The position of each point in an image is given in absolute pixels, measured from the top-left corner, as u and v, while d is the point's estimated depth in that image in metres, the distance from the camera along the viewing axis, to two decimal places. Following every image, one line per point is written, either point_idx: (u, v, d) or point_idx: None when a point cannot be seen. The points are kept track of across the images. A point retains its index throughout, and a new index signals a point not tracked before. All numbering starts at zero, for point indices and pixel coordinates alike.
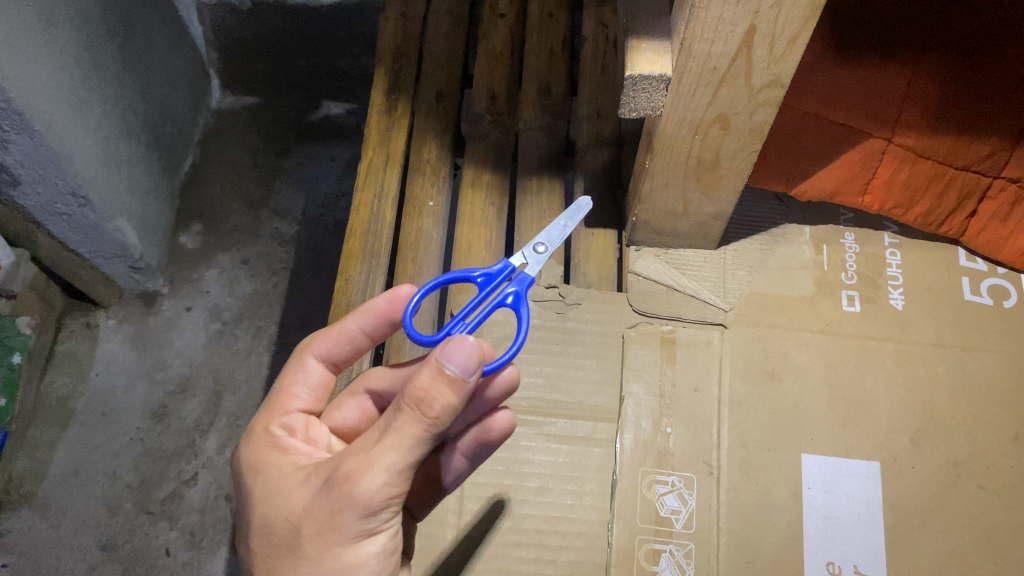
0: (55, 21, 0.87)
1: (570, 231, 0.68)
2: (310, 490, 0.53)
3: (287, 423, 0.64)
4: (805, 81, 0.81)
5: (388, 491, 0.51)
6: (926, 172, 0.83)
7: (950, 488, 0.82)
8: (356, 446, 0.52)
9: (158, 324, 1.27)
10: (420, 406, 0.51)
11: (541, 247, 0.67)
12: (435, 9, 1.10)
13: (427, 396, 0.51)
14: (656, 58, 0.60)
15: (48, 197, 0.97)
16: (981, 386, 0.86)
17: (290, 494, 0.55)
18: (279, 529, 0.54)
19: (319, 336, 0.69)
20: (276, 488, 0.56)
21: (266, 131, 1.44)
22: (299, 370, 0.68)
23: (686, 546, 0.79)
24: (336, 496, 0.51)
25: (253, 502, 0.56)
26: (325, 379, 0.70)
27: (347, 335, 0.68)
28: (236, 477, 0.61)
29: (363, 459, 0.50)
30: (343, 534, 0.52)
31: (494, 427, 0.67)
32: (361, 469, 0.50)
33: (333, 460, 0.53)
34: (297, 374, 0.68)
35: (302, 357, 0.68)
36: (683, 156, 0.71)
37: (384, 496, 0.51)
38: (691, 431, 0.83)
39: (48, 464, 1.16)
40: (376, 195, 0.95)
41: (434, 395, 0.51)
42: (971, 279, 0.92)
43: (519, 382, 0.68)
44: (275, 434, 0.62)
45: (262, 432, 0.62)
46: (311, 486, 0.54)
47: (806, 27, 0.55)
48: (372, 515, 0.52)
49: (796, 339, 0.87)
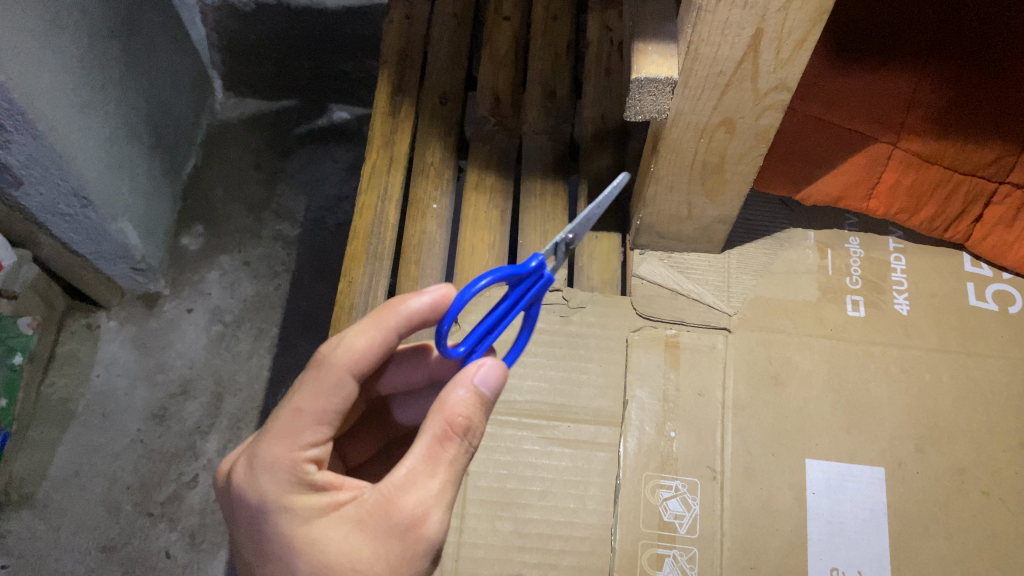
0: (58, 21, 0.87)
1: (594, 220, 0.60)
2: (369, 534, 0.52)
3: (314, 456, 0.55)
4: (811, 85, 0.81)
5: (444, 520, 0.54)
6: (931, 177, 0.82)
7: (955, 495, 0.82)
8: (409, 480, 0.53)
9: (159, 325, 1.27)
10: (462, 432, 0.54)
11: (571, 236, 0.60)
12: (440, 11, 1.10)
13: (472, 424, 0.55)
14: (663, 60, 0.60)
15: (50, 197, 0.97)
16: (986, 392, 0.86)
17: (349, 539, 0.52)
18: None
19: (356, 348, 0.57)
20: (334, 536, 0.52)
21: (268, 134, 1.44)
22: (330, 394, 0.56)
23: (690, 551, 0.79)
24: (410, 536, 0.52)
25: (302, 550, 0.51)
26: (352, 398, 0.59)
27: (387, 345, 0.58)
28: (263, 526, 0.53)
29: (428, 496, 0.52)
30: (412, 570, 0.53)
31: None
32: (429, 506, 0.52)
33: (389, 498, 0.52)
34: (325, 396, 0.56)
35: (338, 376, 0.56)
36: (689, 159, 0.71)
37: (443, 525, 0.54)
38: (695, 436, 0.83)
39: (48, 466, 1.16)
40: (380, 197, 0.95)
41: (475, 423, 0.55)
42: (976, 284, 0.91)
43: None
44: (304, 468, 0.54)
45: (292, 468, 0.54)
46: (370, 531, 0.52)
47: (813, 31, 0.55)
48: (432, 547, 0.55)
49: (800, 344, 0.87)
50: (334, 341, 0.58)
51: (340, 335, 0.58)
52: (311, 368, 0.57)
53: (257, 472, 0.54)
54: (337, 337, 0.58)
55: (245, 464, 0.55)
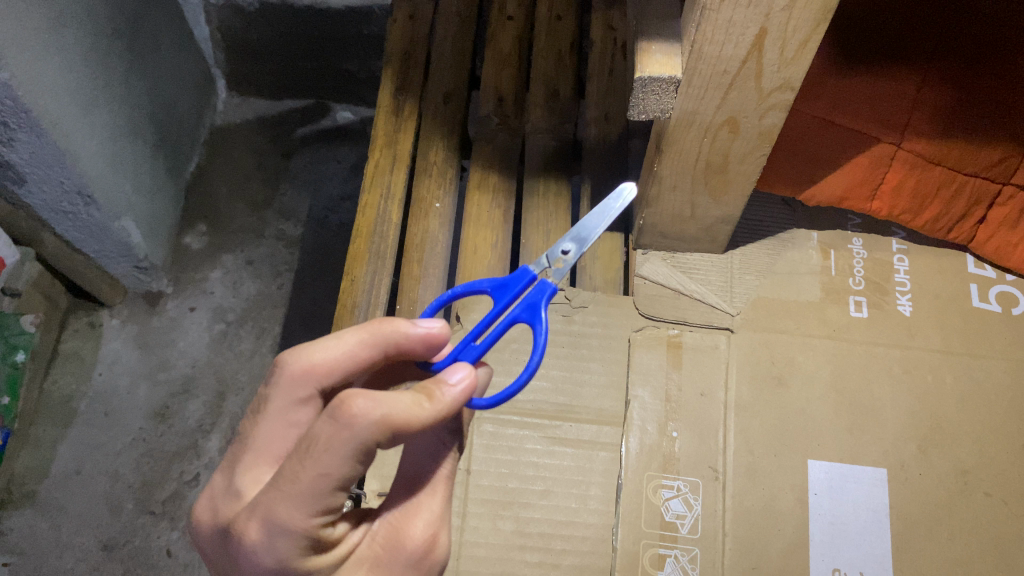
0: (63, 20, 0.87)
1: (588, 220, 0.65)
2: (385, 569, 0.54)
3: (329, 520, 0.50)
4: (816, 85, 0.81)
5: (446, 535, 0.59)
6: (935, 178, 0.82)
7: (958, 496, 0.82)
8: (413, 507, 0.56)
9: (161, 324, 1.27)
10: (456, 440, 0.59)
11: (569, 246, 0.65)
12: (444, 10, 1.10)
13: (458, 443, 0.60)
14: (666, 60, 0.60)
15: (54, 196, 0.97)
16: (989, 394, 0.86)
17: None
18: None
19: (396, 425, 0.47)
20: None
21: (272, 133, 1.44)
22: (356, 463, 0.48)
23: (691, 551, 0.79)
24: (424, 561, 0.55)
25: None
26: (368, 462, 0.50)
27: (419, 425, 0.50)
28: None
29: (433, 518, 0.56)
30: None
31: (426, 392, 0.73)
32: (436, 527, 0.56)
33: (400, 532, 0.55)
34: (346, 468, 0.47)
35: (370, 448, 0.47)
36: (693, 158, 0.71)
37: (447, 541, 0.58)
38: (697, 436, 0.83)
39: (50, 463, 1.16)
40: (382, 196, 0.95)
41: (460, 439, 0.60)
42: (979, 286, 0.91)
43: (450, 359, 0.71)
44: (319, 529, 0.49)
45: (309, 533, 0.48)
46: (385, 567, 0.54)
47: (817, 30, 0.55)
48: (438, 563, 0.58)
49: (803, 345, 0.87)
50: (370, 404, 0.46)
51: (378, 398, 0.47)
52: (334, 428, 0.46)
53: (268, 535, 0.48)
54: (374, 401, 0.46)
55: (253, 527, 0.48)
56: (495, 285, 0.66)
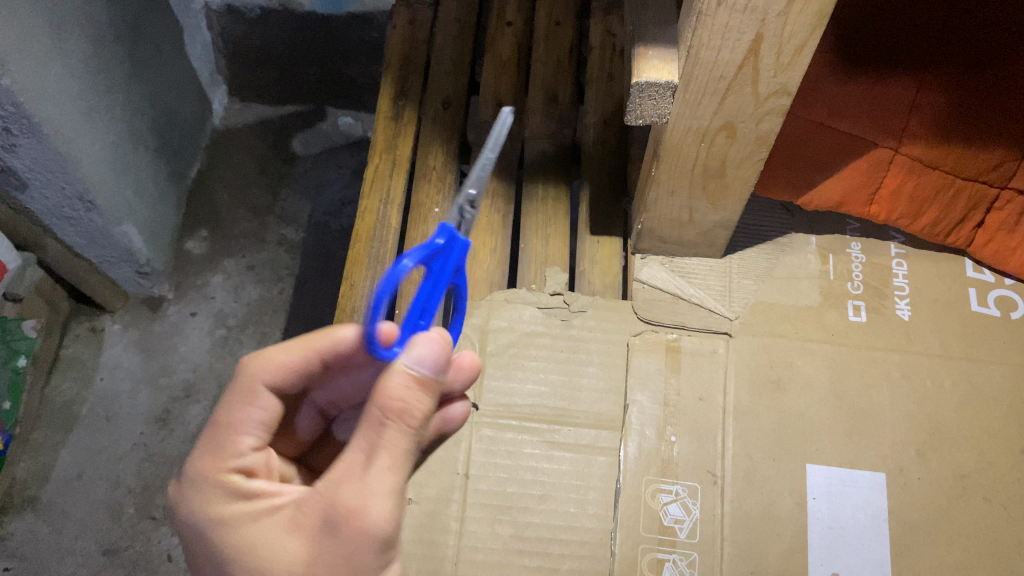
0: (64, 27, 0.88)
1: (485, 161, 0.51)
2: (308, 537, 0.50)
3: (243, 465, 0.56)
4: (812, 90, 0.81)
5: (399, 512, 0.50)
6: (932, 183, 0.82)
7: (957, 501, 0.82)
8: (344, 473, 0.49)
9: (162, 329, 1.28)
10: (403, 419, 0.49)
11: (474, 192, 0.52)
12: (443, 16, 1.11)
13: (404, 407, 0.49)
14: (662, 65, 0.61)
15: (56, 201, 0.98)
16: (988, 398, 0.86)
17: (278, 545, 0.50)
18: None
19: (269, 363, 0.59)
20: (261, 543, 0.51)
21: (273, 138, 1.45)
22: (253, 402, 0.58)
23: (690, 555, 0.78)
24: (348, 533, 0.48)
25: (234, 559, 0.51)
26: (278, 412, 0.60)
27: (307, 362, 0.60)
28: (196, 541, 0.54)
29: (364, 488, 0.48)
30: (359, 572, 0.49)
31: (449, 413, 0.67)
32: (367, 498, 0.48)
33: (328, 499, 0.49)
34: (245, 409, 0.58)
35: (253, 388, 0.58)
36: (690, 163, 0.71)
37: (397, 518, 0.50)
38: (696, 440, 0.83)
39: (51, 468, 1.16)
40: (381, 201, 0.95)
41: (411, 404, 0.50)
42: (978, 290, 0.91)
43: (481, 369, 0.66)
44: (226, 476, 0.55)
45: (219, 477, 0.55)
46: (308, 533, 0.50)
47: (813, 36, 0.55)
48: (386, 546, 0.50)
49: (801, 350, 0.87)
50: (253, 354, 0.60)
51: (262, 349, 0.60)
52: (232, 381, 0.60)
53: (186, 491, 0.55)
54: (258, 351, 0.60)
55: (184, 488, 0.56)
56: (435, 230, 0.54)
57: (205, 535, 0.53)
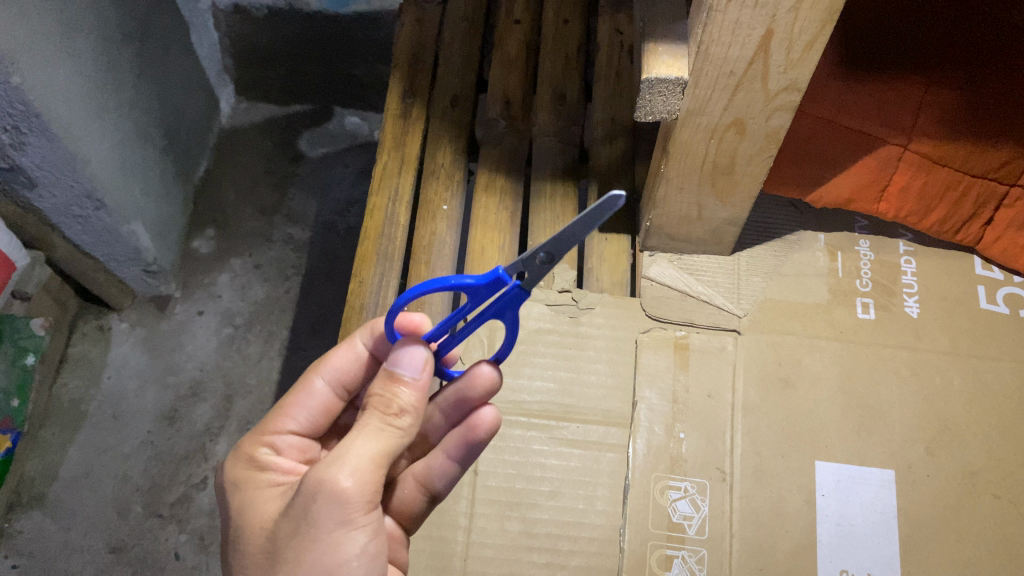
0: (73, 27, 0.89)
1: (570, 230, 0.50)
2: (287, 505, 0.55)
3: (276, 444, 0.65)
4: (820, 88, 0.82)
5: (364, 482, 0.52)
6: (942, 180, 0.82)
7: (966, 499, 0.81)
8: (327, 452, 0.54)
9: (170, 328, 1.28)
10: (378, 407, 0.55)
11: (542, 257, 0.53)
12: (451, 15, 1.11)
13: (384, 398, 0.55)
14: (673, 61, 0.61)
15: (64, 201, 0.98)
16: (997, 395, 0.86)
17: (261, 506, 0.58)
18: (252, 541, 0.55)
19: (328, 358, 0.69)
20: (250, 502, 0.59)
21: (279, 137, 1.45)
22: (310, 388, 0.68)
23: (699, 552, 0.78)
24: (305, 491, 0.52)
25: (230, 514, 0.60)
26: (327, 403, 0.69)
27: (358, 356, 0.69)
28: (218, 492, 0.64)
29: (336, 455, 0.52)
30: (316, 529, 0.51)
31: (480, 425, 0.65)
32: (335, 463, 0.52)
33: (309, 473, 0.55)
34: (302, 396, 0.68)
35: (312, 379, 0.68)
36: (699, 161, 0.71)
37: (359, 486, 0.52)
38: (704, 437, 0.83)
39: (59, 466, 1.17)
40: (390, 198, 0.96)
41: (390, 396, 0.55)
42: (986, 287, 0.91)
43: (500, 382, 0.65)
44: (259, 452, 0.64)
45: (253, 448, 0.64)
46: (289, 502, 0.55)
47: (824, 31, 0.55)
48: (348, 506, 0.51)
49: (810, 347, 0.87)
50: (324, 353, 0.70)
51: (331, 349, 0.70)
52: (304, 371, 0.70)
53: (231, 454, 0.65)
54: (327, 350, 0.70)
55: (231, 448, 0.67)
56: (482, 282, 0.56)
57: (221, 491, 0.64)
